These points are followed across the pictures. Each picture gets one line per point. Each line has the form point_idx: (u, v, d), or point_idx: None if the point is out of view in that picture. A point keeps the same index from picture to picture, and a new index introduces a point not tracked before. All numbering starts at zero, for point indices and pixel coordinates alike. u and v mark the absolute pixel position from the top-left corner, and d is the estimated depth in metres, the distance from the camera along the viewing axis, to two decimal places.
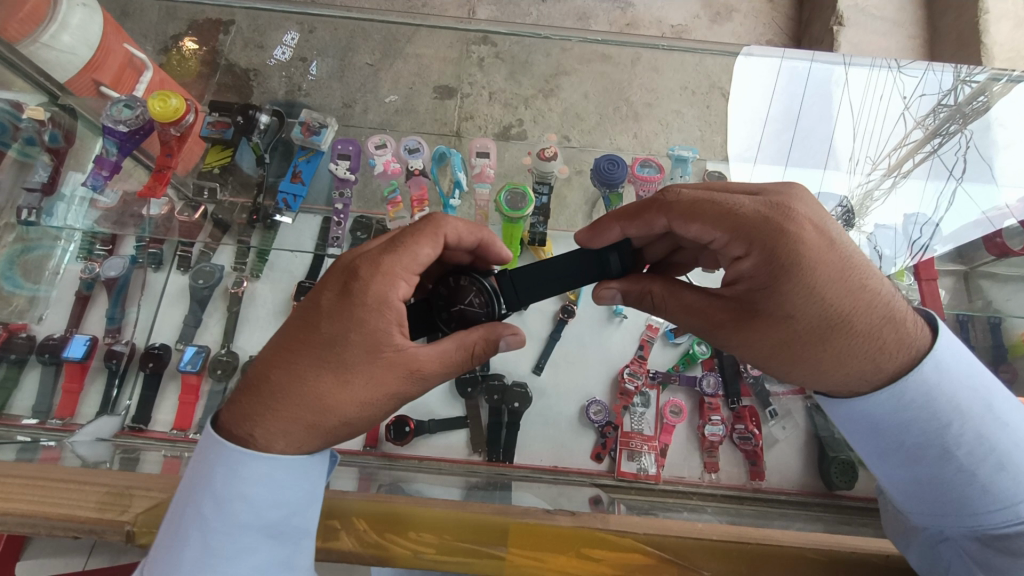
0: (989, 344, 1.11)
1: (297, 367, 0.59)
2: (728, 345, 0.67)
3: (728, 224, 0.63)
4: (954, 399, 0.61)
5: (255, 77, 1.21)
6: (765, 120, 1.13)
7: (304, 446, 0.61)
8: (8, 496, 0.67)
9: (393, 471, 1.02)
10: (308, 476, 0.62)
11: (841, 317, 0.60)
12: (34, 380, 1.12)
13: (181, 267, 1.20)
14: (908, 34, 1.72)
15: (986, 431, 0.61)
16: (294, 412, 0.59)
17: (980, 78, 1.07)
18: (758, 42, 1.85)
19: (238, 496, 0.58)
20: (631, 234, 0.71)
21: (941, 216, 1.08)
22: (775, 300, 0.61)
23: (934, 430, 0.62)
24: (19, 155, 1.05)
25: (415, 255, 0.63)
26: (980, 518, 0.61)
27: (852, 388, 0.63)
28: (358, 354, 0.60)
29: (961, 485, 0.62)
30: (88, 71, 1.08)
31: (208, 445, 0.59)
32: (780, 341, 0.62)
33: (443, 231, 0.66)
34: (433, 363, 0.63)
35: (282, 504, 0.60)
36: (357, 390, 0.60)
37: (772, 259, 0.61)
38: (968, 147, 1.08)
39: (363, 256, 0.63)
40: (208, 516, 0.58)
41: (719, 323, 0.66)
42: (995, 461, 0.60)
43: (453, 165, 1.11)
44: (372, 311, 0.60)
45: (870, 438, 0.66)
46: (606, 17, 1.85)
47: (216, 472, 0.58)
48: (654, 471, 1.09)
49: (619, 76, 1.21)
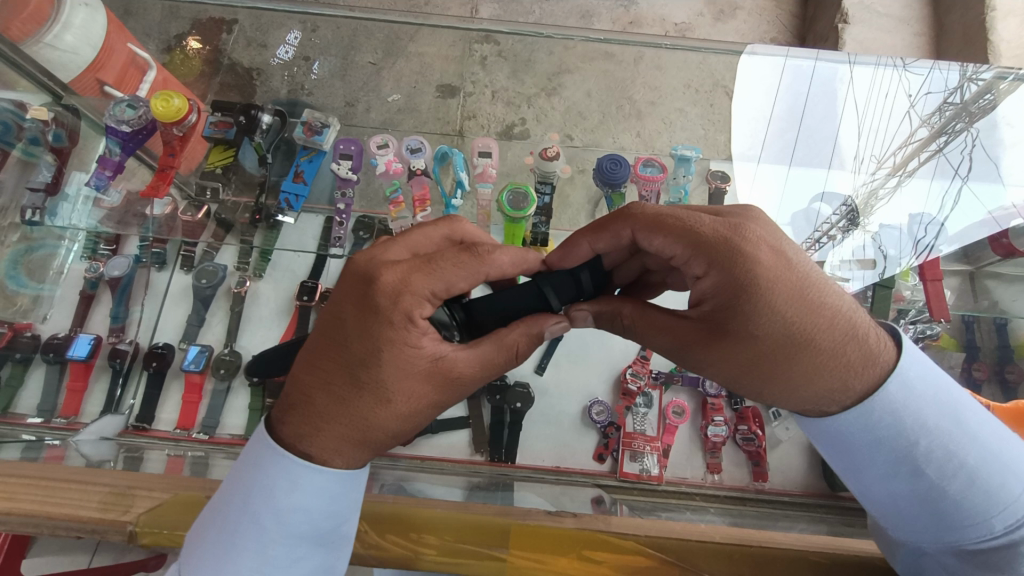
0: (995, 345, 1.15)
1: (336, 389, 0.58)
2: (700, 367, 0.66)
3: (687, 242, 0.62)
4: (921, 415, 0.60)
5: (258, 76, 1.25)
6: (770, 117, 1.12)
7: (355, 459, 0.60)
8: (11, 495, 0.67)
9: (395, 471, 1.02)
10: (359, 487, 0.62)
11: (805, 336, 0.59)
12: (39, 379, 1.13)
13: (185, 266, 1.20)
14: (913, 31, 1.71)
15: (955, 445, 0.60)
16: (341, 431, 0.58)
17: (986, 76, 1.06)
18: (762, 40, 1.84)
19: (300, 509, 0.58)
20: (599, 247, 0.71)
21: (946, 216, 1.07)
22: (736, 318, 0.60)
23: (904, 447, 0.61)
24: (24, 154, 1.05)
25: (448, 277, 0.59)
26: (955, 534, 0.60)
27: (824, 408, 0.62)
28: (394, 371, 0.58)
29: (934, 502, 0.60)
30: (92, 71, 1.08)
31: (268, 455, 0.59)
32: (749, 360, 0.61)
33: (483, 259, 0.60)
34: (471, 367, 0.62)
35: (335, 515, 0.60)
36: (398, 405, 0.59)
37: (731, 277, 0.60)
38: (974, 146, 1.07)
39: (389, 273, 0.59)
40: (268, 527, 0.58)
41: (688, 343, 0.65)
42: (965, 475, 0.59)
43: (455, 164, 1.10)
44: (401, 331, 0.58)
45: (842, 456, 0.64)
46: (609, 15, 1.84)
47: (278, 484, 0.58)
48: (657, 471, 1.09)
49: (622, 74, 1.21)
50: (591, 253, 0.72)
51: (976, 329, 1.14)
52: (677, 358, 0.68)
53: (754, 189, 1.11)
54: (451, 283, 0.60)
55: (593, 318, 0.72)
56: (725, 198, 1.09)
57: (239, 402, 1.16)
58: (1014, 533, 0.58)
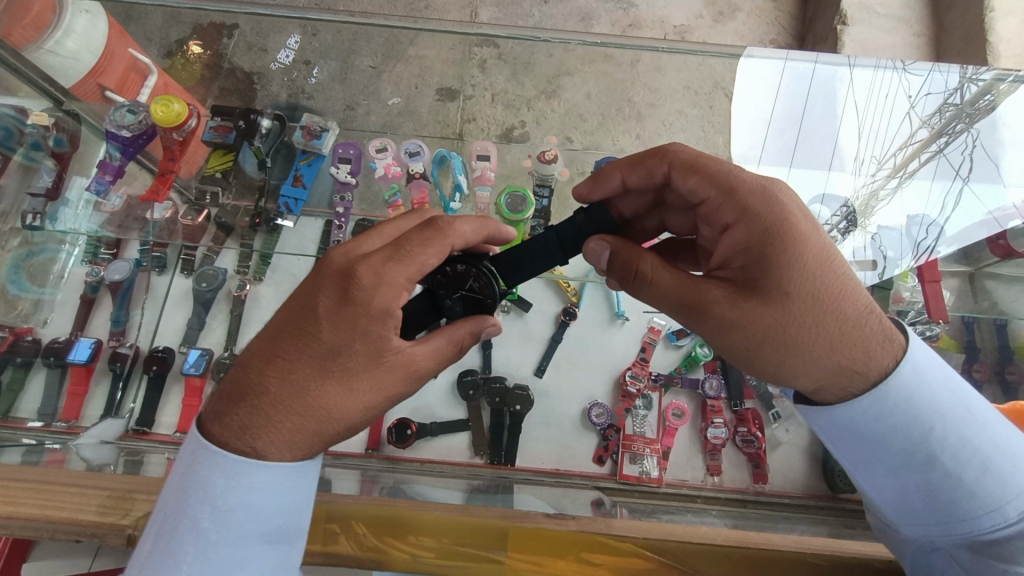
0: (995, 345, 1.15)
1: (299, 378, 0.58)
2: (721, 326, 0.62)
3: (723, 189, 0.65)
4: (933, 400, 0.61)
5: (257, 80, 1.23)
6: (769, 120, 1.12)
7: (308, 455, 0.59)
8: (11, 500, 0.67)
9: (395, 473, 1.02)
10: (310, 479, 0.61)
11: (833, 300, 0.60)
12: (40, 382, 1.13)
13: (185, 270, 1.21)
14: (913, 31, 1.71)
15: (967, 432, 0.61)
16: (296, 421, 0.57)
17: (986, 76, 1.05)
18: (761, 42, 1.85)
19: (242, 506, 0.56)
20: (631, 182, 0.74)
21: (947, 218, 1.07)
22: (771, 273, 0.61)
23: (918, 433, 0.61)
24: (25, 159, 1.06)
25: (422, 265, 0.62)
26: (969, 524, 0.60)
27: (843, 385, 0.61)
28: (362, 359, 0.59)
29: (947, 491, 0.61)
30: (93, 76, 1.09)
31: (204, 453, 0.56)
32: (779, 320, 0.60)
33: (448, 237, 0.63)
34: (429, 362, 0.65)
35: (283, 510, 0.59)
36: (362, 396, 0.60)
37: (770, 229, 0.62)
38: (974, 146, 1.07)
39: (364, 264, 0.60)
40: (207, 527, 0.56)
41: (715, 300, 0.62)
42: (979, 462, 0.60)
43: (454, 168, 1.11)
44: (377, 320, 0.59)
45: (853, 444, 0.64)
46: (608, 17, 1.84)
47: (218, 484, 0.56)
48: (657, 473, 1.09)
49: (621, 76, 1.21)
50: (621, 185, 0.75)
51: (977, 330, 1.14)
52: (689, 319, 0.65)
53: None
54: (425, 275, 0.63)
55: (610, 256, 0.70)
56: None
57: None
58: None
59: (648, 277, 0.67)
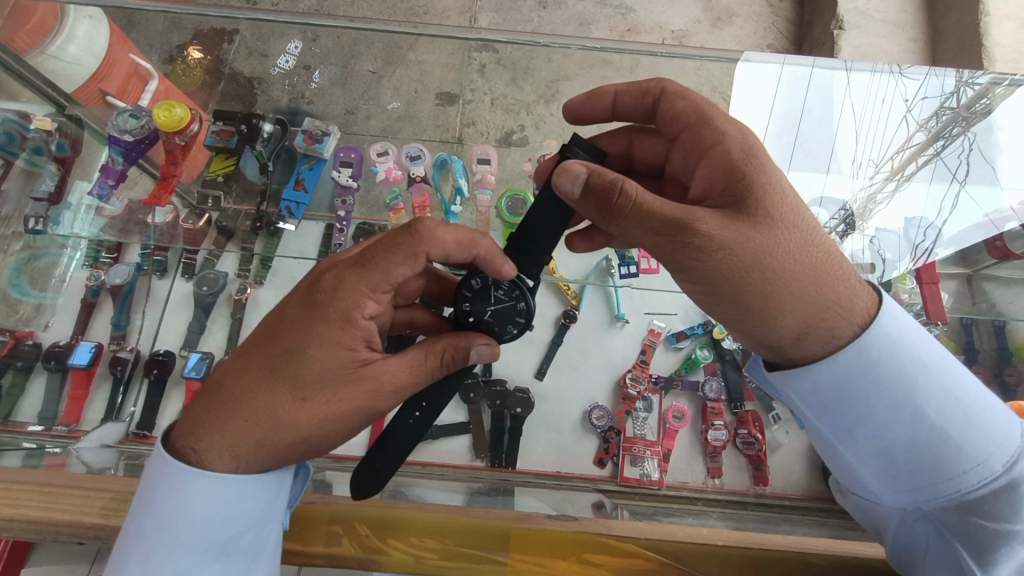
0: (993, 346, 1.15)
1: (252, 381, 0.59)
2: (707, 248, 0.59)
3: (701, 118, 0.70)
4: (916, 355, 0.62)
5: (258, 86, 1.24)
6: (767, 126, 1.11)
7: (252, 467, 0.60)
8: (13, 502, 0.68)
9: (396, 476, 1.02)
10: (260, 494, 0.62)
11: (814, 230, 0.62)
12: (40, 387, 1.13)
13: (186, 274, 1.21)
14: (908, 36, 1.73)
15: (948, 382, 0.62)
16: (241, 428, 0.58)
17: (981, 80, 1.05)
18: (759, 46, 1.86)
19: (183, 517, 0.58)
20: (622, 100, 0.81)
21: (944, 220, 1.08)
22: (757, 192, 0.62)
23: (902, 387, 0.62)
24: (27, 164, 1.07)
25: (388, 273, 0.61)
26: (957, 483, 0.61)
27: (828, 324, 0.61)
28: (320, 367, 0.59)
29: (936, 449, 0.61)
30: (94, 81, 1.10)
31: (156, 461, 0.60)
32: (761, 245, 0.59)
33: (421, 245, 0.61)
34: (403, 377, 0.63)
35: (228, 523, 0.60)
36: (316, 406, 0.59)
37: (752, 152, 0.65)
38: (971, 149, 1.08)
39: (332, 270, 0.62)
40: (151, 535, 0.59)
41: (702, 219, 0.60)
42: (963, 413, 0.61)
43: (454, 171, 1.12)
44: (337, 326, 0.59)
45: (837, 408, 0.64)
46: (607, 23, 1.86)
47: (161, 493, 0.58)
48: (657, 476, 1.09)
49: (620, 82, 1.19)
50: (613, 101, 0.82)
51: (976, 332, 1.15)
52: (671, 243, 0.61)
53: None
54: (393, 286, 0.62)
55: (588, 180, 0.64)
56: None
57: None
58: (1013, 471, 0.59)
59: (635, 195, 0.61)
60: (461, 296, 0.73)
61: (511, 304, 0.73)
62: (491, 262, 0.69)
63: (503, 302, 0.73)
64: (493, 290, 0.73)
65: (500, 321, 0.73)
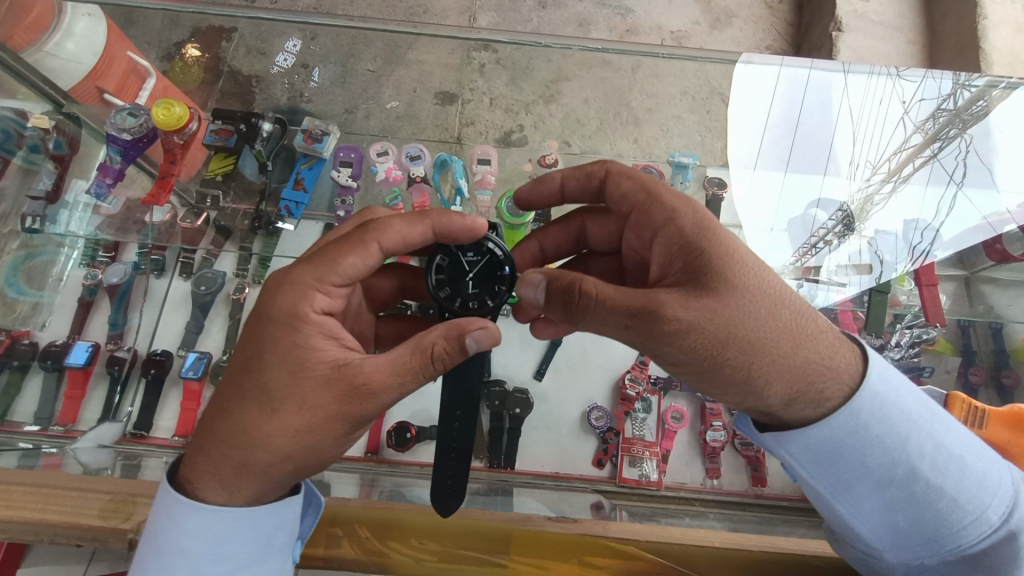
0: (990, 349, 1.14)
1: (226, 402, 0.59)
2: (678, 330, 0.58)
3: (648, 195, 0.70)
4: (906, 412, 0.62)
5: (257, 83, 1.23)
6: (765, 126, 1.13)
7: (241, 488, 0.59)
8: (11, 503, 0.67)
9: (394, 478, 1.02)
10: (255, 530, 0.61)
11: (777, 294, 0.60)
12: (36, 387, 1.12)
13: (184, 273, 1.20)
14: (907, 39, 1.73)
15: (938, 436, 0.62)
16: (223, 450, 0.58)
17: (978, 83, 1.07)
18: (757, 48, 1.86)
19: (179, 550, 0.59)
20: (570, 185, 0.79)
21: (942, 221, 1.08)
22: (717, 270, 0.60)
23: (895, 445, 0.61)
24: (25, 162, 1.07)
25: (336, 267, 0.61)
26: (958, 537, 0.61)
27: (806, 382, 0.59)
28: (279, 375, 0.58)
29: (935, 505, 0.61)
30: (93, 78, 1.09)
31: (160, 493, 0.61)
32: (732, 320, 0.58)
33: (368, 237, 0.62)
34: (380, 376, 0.58)
35: (223, 558, 0.61)
36: (286, 418, 0.57)
37: (704, 225, 0.63)
38: (968, 151, 1.08)
39: (277, 274, 0.63)
40: (152, 567, 0.60)
41: (668, 302, 0.58)
42: (954, 466, 0.61)
43: (454, 172, 1.11)
44: (286, 328, 0.59)
45: (833, 465, 0.63)
46: (606, 23, 1.86)
47: (161, 527, 0.60)
48: (656, 477, 1.09)
49: (619, 82, 1.22)
50: (560, 186, 0.79)
51: (973, 334, 1.14)
52: (642, 329, 0.59)
53: (748, 199, 1.12)
54: (345, 279, 0.62)
55: (547, 285, 0.64)
56: (722, 204, 1.11)
57: None
58: (1010, 522, 0.59)
59: (593, 293, 0.60)
60: (436, 284, 0.72)
61: (487, 263, 0.72)
62: (451, 222, 0.65)
63: (478, 265, 0.72)
64: (462, 259, 0.72)
65: (485, 288, 0.71)
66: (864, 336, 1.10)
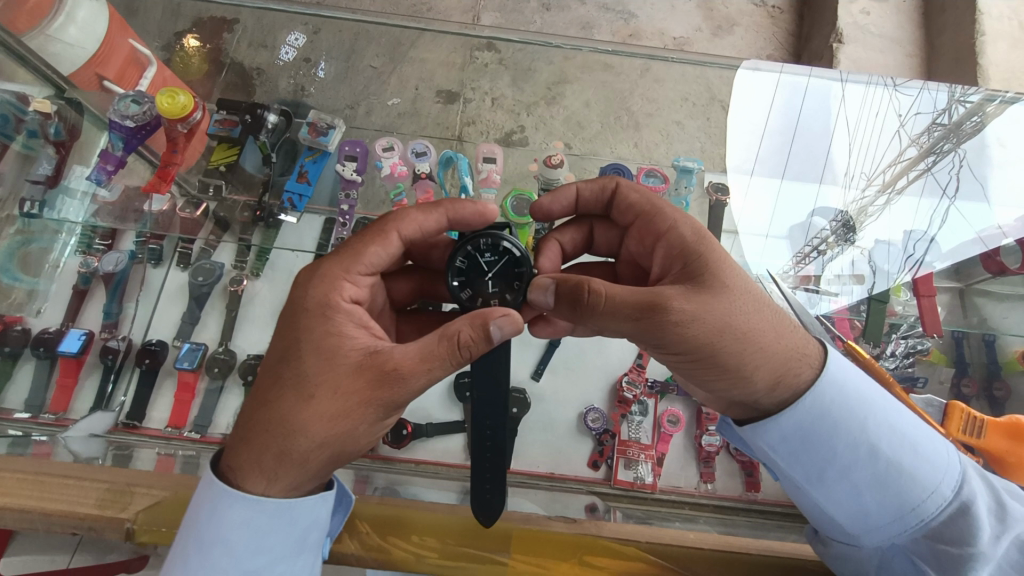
0: (984, 360, 1.16)
1: (263, 392, 0.60)
2: (682, 322, 0.59)
3: (652, 204, 0.72)
4: (862, 395, 0.65)
5: (258, 76, 1.22)
6: (764, 132, 1.13)
7: (280, 475, 0.59)
8: (5, 490, 0.66)
9: (389, 475, 1.02)
10: (292, 526, 0.62)
11: (757, 288, 0.63)
12: (28, 374, 1.11)
13: (181, 263, 1.19)
14: (906, 51, 1.75)
15: (893, 418, 0.65)
16: (262, 440, 0.58)
17: (974, 98, 1.09)
18: (758, 56, 1.88)
19: (219, 541, 0.59)
20: (586, 196, 0.77)
21: (937, 232, 1.09)
22: (710, 269, 0.63)
23: (856, 426, 0.64)
24: (23, 147, 1.06)
25: (360, 257, 0.69)
26: (919, 514, 0.62)
27: (791, 371, 0.63)
28: (314, 361, 0.59)
29: (895, 481, 0.63)
30: (93, 64, 1.08)
31: (201, 482, 0.61)
32: (727, 311, 0.60)
33: (389, 228, 0.70)
34: (410, 361, 0.58)
35: (262, 552, 0.61)
36: (321, 404, 0.58)
37: (699, 232, 0.67)
38: (961, 166, 1.10)
39: (308, 272, 0.68)
40: (193, 555, 0.60)
41: (671, 295, 0.60)
42: (909, 445, 0.64)
43: (459, 169, 1.11)
44: (317, 315, 0.62)
45: (805, 455, 0.66)
46: (609, 26, 1.86)
47: (202, 516, 0.60)
48: (651, 480, 1.09)
49: (621, 86, 1.22)
50: (575, 196, 0.77)
51: (966, 346, 1.16)
52: (650, 325, 0.60)
53: (744, 206, 1.12)
54: (370, 268, 0.70)
55: (556, 289, 0.65)
56: (724, 211, 1.11)
57: (234, 402, 1.14)
58: (962, 495, 0.61)
59: (602, 290, 0.60)
60: (456, 284, 0.72)
61: (507, 262, 0.71)
62: (461, 209, 0.71)
63: (497, 264, 0.71)
64: (480, 259, 0.72)
65: (504, 285, 0.71)
66: (863, 343, 1.12)
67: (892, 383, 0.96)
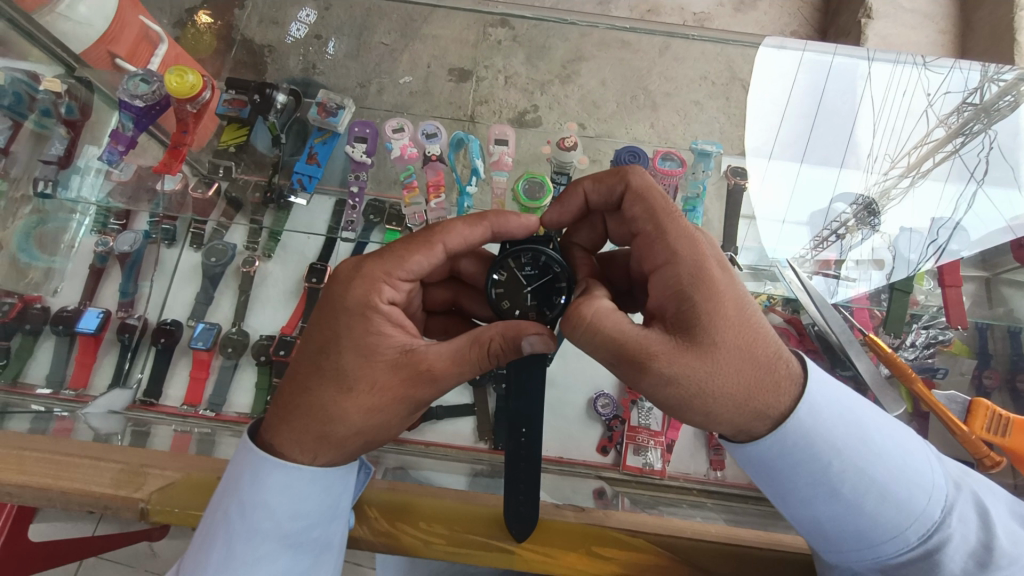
0: (1008, 353, 1.08)
1: (303, 382, 0.60)
2: (660, 383, 0.57)
3: (657, 227, 0.63)
4: (832, 439, 0.61)
5: (269, 53, 1.21)
6: (785, 112, 1.09)
7: (320, 457, 0.60)
8: (22, 468, 0.66)
9: (401, 455, 1.01)
10: (330, 490, 0.61)
11: (752, 345, 0.57)
12: (49, 350, 1.13)
13: (194, 244, 1.20)
14: (938, 28, 1.67)
15: (865, 465, 0.61)
16: (301, 422, 0.59)
17: (1008, 76, 1.03)
18: (782, 32, 1.80)
19: (261, 504, 0.58)
20: (592, 200, 0.70)
21: (962, 217, 1.05)
22: (702, 324, 0.57)
23: (819, 471, 0.61)
24: (36, 126, 1.05)
25: (401, 263, 0.64)
26: (877, 551, 0.61)
27: (755, 428, 0.60)
28: (353, 357, 0.59)
29: (855, 521, 0.61)
30: (104, 43, 1.07)
31: (240, 451, 0.61)
32: (708, 374, 0.56)
33: (435, 239, 0.65)
34: (444, 364, 0.60)
35: (299, 516, 0.60)
36: (361, 397, 0.58)
37: (695, 275, 0.59)
38: (991, 147, 1.04)
39: (347, 265, 0.64)
40: (233, 519, 0.59)
41: (654, 355, 0.57)
42: (878, 492, 0.60)
43: (471, 151, 1.08)
44: (356, 315, 0.60)
45: (769, 480, 0.63)
46: (627, 2, 1.80)
47: (244, 478, 0.59)
48: (660, 466, 1.09)
49: (640, 64, 1.18)
50: (584, 199, 0.71)
51: (989, 336, 1.09)
52: (629, 375, 0.59)
53: (760, 190, 1.08)
54: (411, 275, 0.65)
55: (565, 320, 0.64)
56: (742, 195, 1.08)
57: (247, 381, 1.16)
58: (928, 542, 0.60)
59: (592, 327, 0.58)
60: (496, 299, 0.72)
61: (547, 278, 0.70)
62: (507, 223, 0.68)
63: (537, 279, 0.70)
64: (520, 274, 0.71)
65: (543, 301, 0.70)
66: (883, 334, 1.08)
67: (913, 374, 0.99)
